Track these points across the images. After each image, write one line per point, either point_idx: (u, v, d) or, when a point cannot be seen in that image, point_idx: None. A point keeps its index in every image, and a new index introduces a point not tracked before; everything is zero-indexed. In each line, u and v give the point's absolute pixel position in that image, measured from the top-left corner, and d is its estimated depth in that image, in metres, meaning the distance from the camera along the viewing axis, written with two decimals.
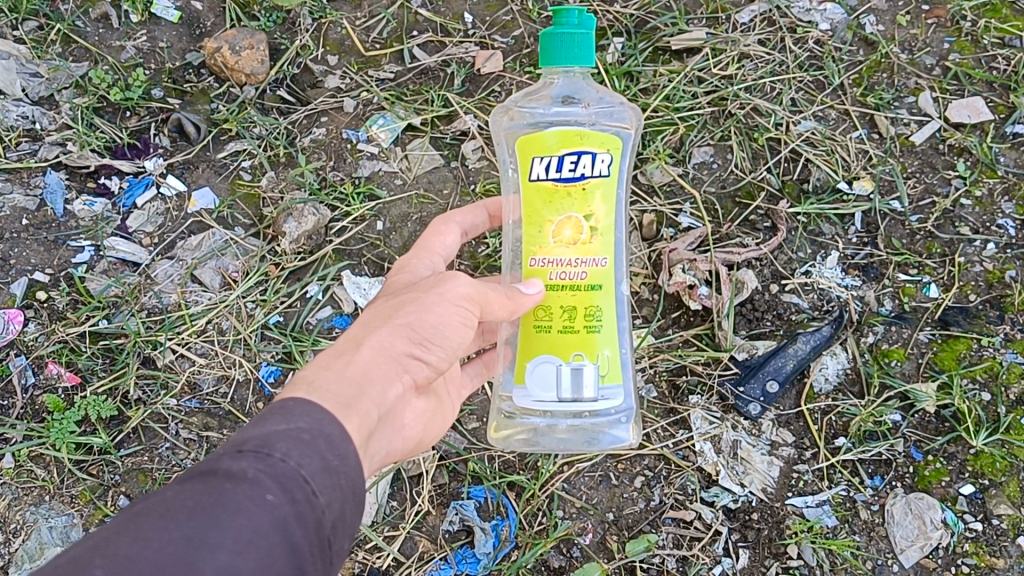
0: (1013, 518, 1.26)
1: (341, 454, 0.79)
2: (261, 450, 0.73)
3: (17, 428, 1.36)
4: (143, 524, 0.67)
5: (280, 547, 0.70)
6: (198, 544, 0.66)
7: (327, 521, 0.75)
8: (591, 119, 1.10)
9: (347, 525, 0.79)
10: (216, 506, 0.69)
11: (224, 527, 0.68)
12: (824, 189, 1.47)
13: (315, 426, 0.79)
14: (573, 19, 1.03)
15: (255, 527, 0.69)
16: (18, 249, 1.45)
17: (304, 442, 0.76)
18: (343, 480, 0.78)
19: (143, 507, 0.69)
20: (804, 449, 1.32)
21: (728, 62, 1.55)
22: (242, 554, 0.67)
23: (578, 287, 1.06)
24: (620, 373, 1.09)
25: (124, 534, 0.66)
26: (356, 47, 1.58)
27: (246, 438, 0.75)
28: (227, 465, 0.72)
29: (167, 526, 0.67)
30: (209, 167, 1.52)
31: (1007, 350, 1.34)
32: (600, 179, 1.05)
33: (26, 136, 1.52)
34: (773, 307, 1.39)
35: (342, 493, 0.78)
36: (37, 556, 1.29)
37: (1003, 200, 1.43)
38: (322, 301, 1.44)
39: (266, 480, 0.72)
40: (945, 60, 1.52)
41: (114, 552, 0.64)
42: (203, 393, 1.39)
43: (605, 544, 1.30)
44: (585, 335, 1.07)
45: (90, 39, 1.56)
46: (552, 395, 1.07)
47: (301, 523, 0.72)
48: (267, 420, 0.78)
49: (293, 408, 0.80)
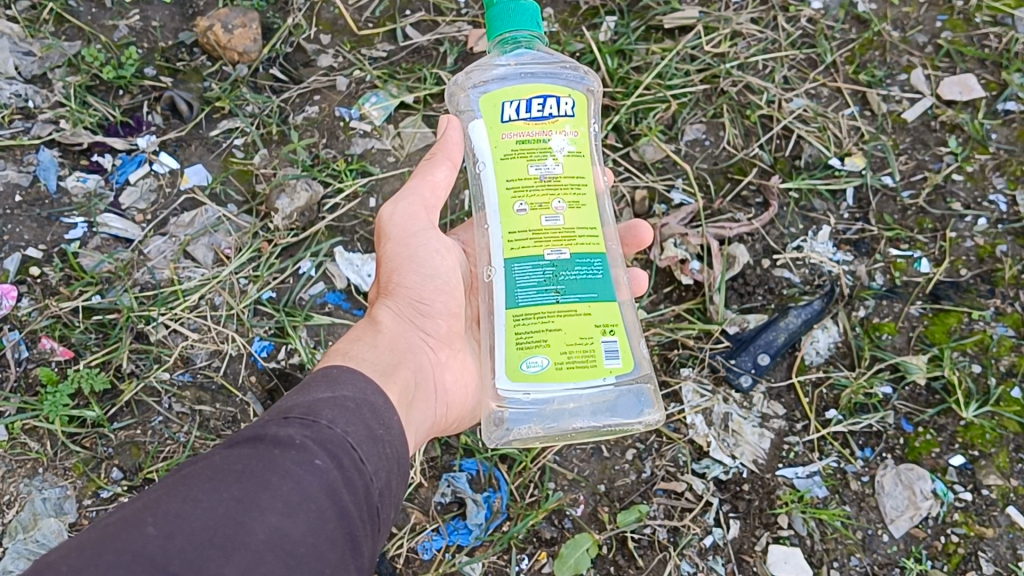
0: (1002, 488, 1.26)
1: (383, 421, 0.84)
2: (308, 418, 0.77)
3: (11, 401, 1.35)
4: (193, 487, 0.67)
5: (330, 511, 0.71)
6: (248, 506, 0.67)
7: (374, 489, 0.78)
8: (518, 62, 1.04)
9: (392, 494, 0.82)
10: (266, 471, 0.70)
11: (274, 490, 0.69)
12: (815, 165, 1.47)
13: (358, 394, 0.84)
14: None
15: (304, 491, 0.70)
16: (11, 225, 1.44)
17: (348, 409, 0.81)
18: (387, 449, 0.82)
19: (192, 471, 0.70)
20: (795, 421, 1.33)
21: (721, 40, 1.55)
22: (292, 516, 0.68)
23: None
24: None
25: (174, 495, 0.66)
26: (349, 26, 1.59)
27: (292, 408, 0.79)
28: (275, 431, 0.75)
29: (217, 489, 0.67)
30: (202, 145, 1.52)
31: (997, 323, 1.35)
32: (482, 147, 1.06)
33: (19, 113, 1.51)
34: (764, 282, 1.40)
35: (388, 462, 0.81)
36: (29, 528, 1.28)
37: (994, 175, 1.43)
38: (315, 277, 1.44)
39: (312, 445, 0.74)
40: (937, 38, 1.53)
41: (165, 511, 0.64)
42: (196, 367, 1.39)
43: (596, 515, 1.30)
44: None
45: (83, 19, 1.57)
46: None
47: (350, 489, 0.74)
48: (312, 390, 0.83)
49: (336, 378, 0.86)
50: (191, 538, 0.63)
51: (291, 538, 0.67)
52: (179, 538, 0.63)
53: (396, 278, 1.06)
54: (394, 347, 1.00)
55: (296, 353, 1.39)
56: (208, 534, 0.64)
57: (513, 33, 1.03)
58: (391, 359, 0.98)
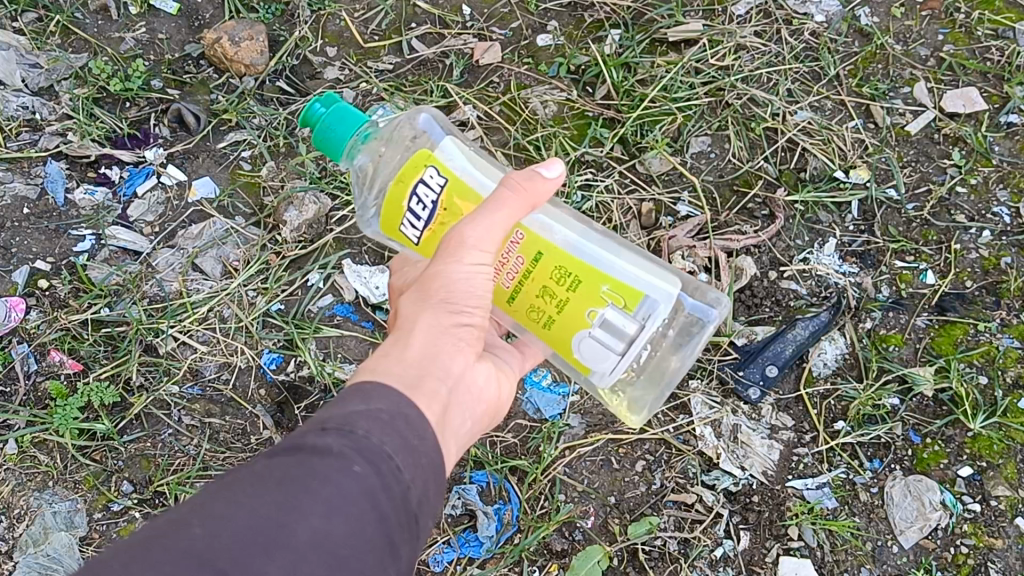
0: (1011, 499, 1.27)
1: (420, 432, 0.76)
2: (344, 427, 0.72)
3: (20, 414, 1.35)
4: (235, 490, 0.67)
5: (371, 517, 0.68)
6: (289, 509, 0.66)
7: (415, 497, 0.73)
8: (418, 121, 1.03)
9: (435, 501, 0.76)
10: (305, 477, 0.68)
11: (313, 494, 0.67)
12: (821, 177, 1.48)
13: (394, 406, 0.77)
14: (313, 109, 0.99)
15: (343, 496, 0.67)
16: (19, 238, 1.45)
17: (382, 421, 0.74)
18: (426, 459, 0.75)
19: (235, 477, 0.68)
20: (804, 433, 1.34)
21: (725, 53, 1.56)
22: (332, 518, 0.66)
23: (530, 271, 0.95)
24: (625, 300, 0.93)
25: (217, 497, 0.66)
26: (355, 38, 1.60)
27: (328, 418, 0.74)
28: (312, 441, 0.70)
29: (258, 493, 0.66)
30: (209, 157, 1.52)
31: (1003, 335, 1.36)
32: (447, 186, 0.96)
33: (26, 126, 1.52)
34: (771, 294, 1.41)
35: (428, 471, 0.75)
36: (41, 542, 1.28)
37: (997, 188, 1.45)
38: (323, 289, 1.44)
39: (351, 453, 0.70)
40: (939, 51, 1.55)
41: (209, 512, 0.64)
42: (205, 380, 1.39)
43: (606, 527, 1.30)
44: (564, 308, 0.95)
45: (89, 31, 1.58)
46: (613, 358, 0.95)
47: (390, 495, 0.70)
48: (347, 401, 0.76)
49: (370, 392, 0.78)
50: (234, 538, 0.63)
51: (332, 539, 0.66)
52: (222, 537, 0.63)
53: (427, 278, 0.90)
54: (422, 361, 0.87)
55: (305, 365, 1.39)
56: (250, 534, 0.63)
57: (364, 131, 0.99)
58: (421, 376, 0.85)
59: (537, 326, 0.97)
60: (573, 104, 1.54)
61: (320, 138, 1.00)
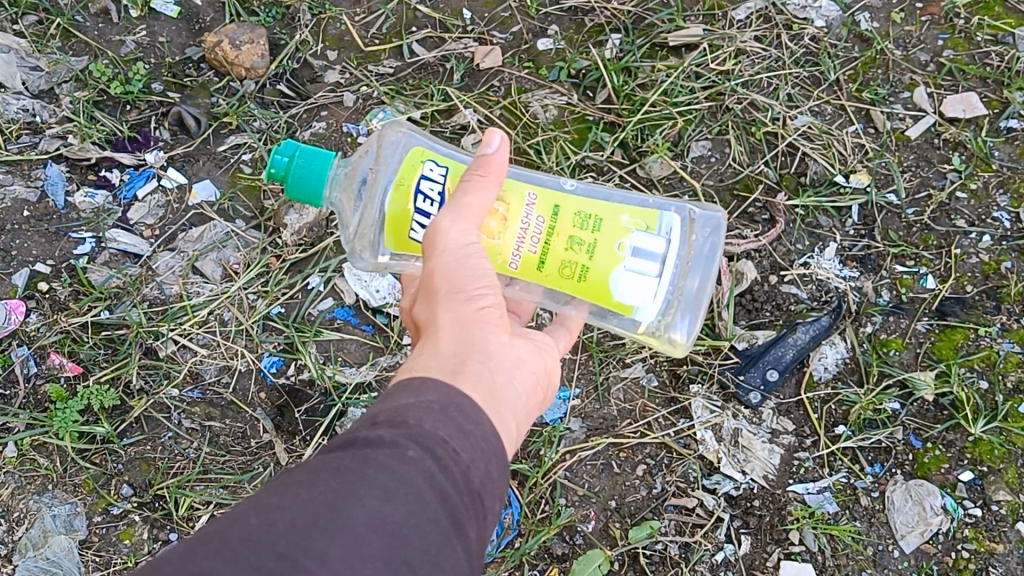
0: (1012, 504, 1.27)
1: (472, 417, 0.77)
2: (395, 419, 0.73)
3: (20, 416, 1.35)
4: (290, 485, 0.67)
5: (431, 495, 0.68)
6: (347, 495, 0.65)
7: (475, 477, 0.73)
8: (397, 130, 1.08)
9: (497, 483, 0.76)
10: (360, 465, 0.68)
11: (371, 480, 0.67)
12: (821, 182, 1.49)
13: (443, 395, 0.77)
14: (279, 160, 0.98)
15: (400, 479, 0.67)
16: (19, 240, 1.44)
17: (434, 410, 0.75)
18: (481, 441, 0.75)
19: (291, 475, 0.69)
20: (805, 437, 1.33)
21: (725, 57, 1.57)
22: (392, 501, 0.66)
23: (553, 227, 0.97)
24: (650, 222, 0.98)
25: (273, 493, 0.66)
26: (356, 42, 1.60)
27: (379, 412, 0.75)
28: (365, 435, 0.71)
29: (314, 485, 0.66)
30: (210, 160, 1.52)
31: (1004, 339, 1.36)
32: (451, 169, 0.98)
33: (27, 128, 1.52)
34: (772, 298, 1.41)
35: (485, 453, 0.75)
36: (41, 545, 1.28)
37: (997, 193, 1.45)
38: (324, 292, 1.44)
39: (405, 439, 0.70)
40: (939, 56, 1.55)
41: (266, 506, 0.64)
42: (205, 383, 1.39)
43: (607, 531, 1.30)
44: (596, 249, 0.97)
45: (90, 34, 1.58)
46: (655, 285, 0.97)
47: (448, 476, 0.70)
48: (395, 396, 0.77)
49: (416, 385, 0.79)
50: (294, 525, 0.62)
51: (393, 521, 0.65)
52: (280, 525, 0.62)
53: (441, 271, 0.90)
54: (459, 348, 0.86)
55: (306, 369, 1.39)
56: (309, 520, 0.63)
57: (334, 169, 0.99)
58: (462, 360, 0.84)
59: (572, 282, 0.98)
60: (574, 108, 1.54)
61: (294, 188, 0.99)
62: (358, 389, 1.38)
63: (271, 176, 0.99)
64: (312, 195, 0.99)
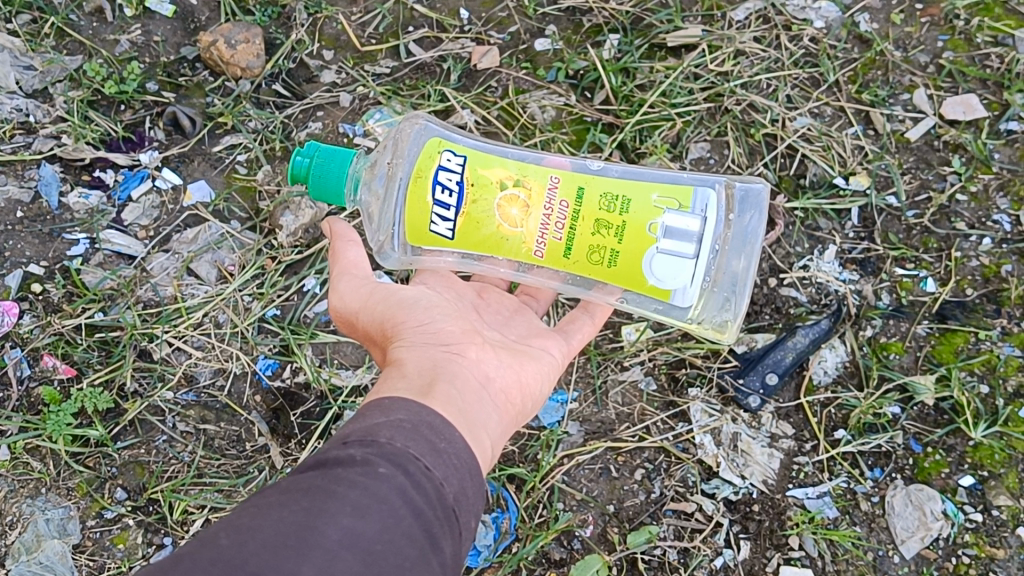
0: (1013, 509, 1.26)
1: (446, 436, 0.78)
2: (366, 438, 0.73)
3: (13, 420, 1.33)
4: (261, 506, 0.65)
5: (404, 510, 0.68)
6: (319, 512, 0.64)
7: (447, 492, 0.73)
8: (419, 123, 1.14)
9: (470, 500, 0.76)
10: (332, 484, 0.67)
11: (343, 497, 0.66)
12: (821, 184, 1.48)
13: (414, 415, 0.78)
14: (300, 161, 1.05)
15: (373, 495, 0.67)
16: (13, 241, 1.43)
17: (406, 429, 0.76)
18: (453, 458, 0.76)
19: (262, 497, 0.67)
20: (804, 441, 1.33)
21: (724, 58, 1.55)
22: (365, 517, 0.65)
23: (578, 212, 1.02)
24: (681, 201, 1.02)
25: (244, 513, 0.64)
26: (352, 42, 1.59)
27: (350, 433, 0.75)
28: (337, 455, 0.71)
29: (285, 504, 0.65)
30: (205, 160, 1.51)
31: (1004, 343, 1.35)
32: (468, 159, 1.03)
33: (20, 128, 1.50)
34: (771, 301, 1.40)
35: (458, 469, 0.76)
36: (33, 549, 1.27)
37: (998, 196, 1.44)
38: (320, 294, 1.43)
39: (376, 457, 0.70)
40: (939, 58, 1.53)
41: (236, 526, 0.62)
42: (200, 386, 1.38)
43: (606, 536, 1.29)
44: (624, 233, 1.01)
45: (84, 33, 1.55)
46: (689, 265, 1.01)
47: (422, 492, 0.70)
48: (366, 417, 0.78)
49: (388, 405, 0.80)
50: (266, 544, 0.61)
51: (366, 537, 0.64)
52: (252, 543, 0.60)
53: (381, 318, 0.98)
54: (422, 368, 0.88)
55: (301, 371, 1.38)
56: (280, 538, 0.61)
57: (352, 166, 1.06)
58: (429, 378, 0.87)
59: (603, 267, 1.03)
60: (572, 109, 1.53)
61: (315, 186, 1.05)
62: (354, 392, 1.37)
63: (293, 177, 1.07)
64: (331, 193, 1.05)
